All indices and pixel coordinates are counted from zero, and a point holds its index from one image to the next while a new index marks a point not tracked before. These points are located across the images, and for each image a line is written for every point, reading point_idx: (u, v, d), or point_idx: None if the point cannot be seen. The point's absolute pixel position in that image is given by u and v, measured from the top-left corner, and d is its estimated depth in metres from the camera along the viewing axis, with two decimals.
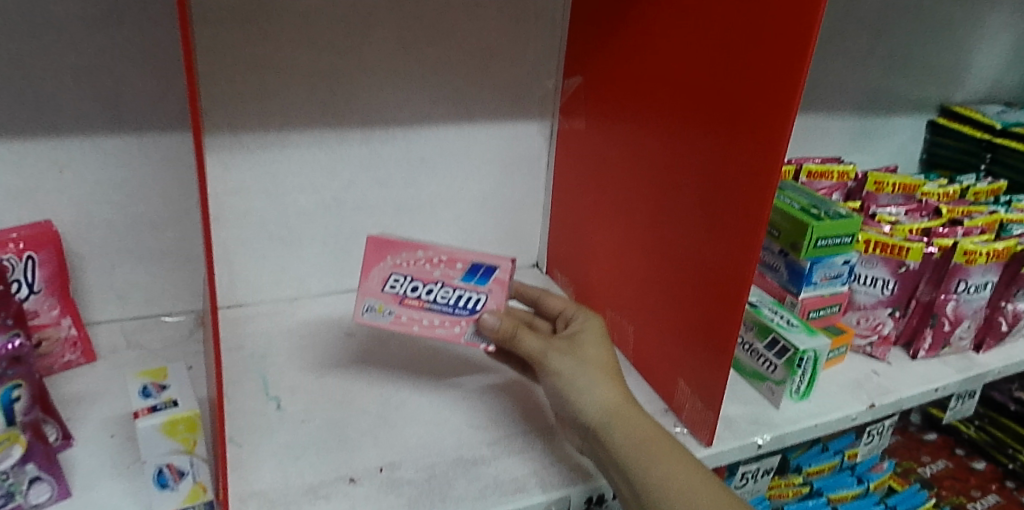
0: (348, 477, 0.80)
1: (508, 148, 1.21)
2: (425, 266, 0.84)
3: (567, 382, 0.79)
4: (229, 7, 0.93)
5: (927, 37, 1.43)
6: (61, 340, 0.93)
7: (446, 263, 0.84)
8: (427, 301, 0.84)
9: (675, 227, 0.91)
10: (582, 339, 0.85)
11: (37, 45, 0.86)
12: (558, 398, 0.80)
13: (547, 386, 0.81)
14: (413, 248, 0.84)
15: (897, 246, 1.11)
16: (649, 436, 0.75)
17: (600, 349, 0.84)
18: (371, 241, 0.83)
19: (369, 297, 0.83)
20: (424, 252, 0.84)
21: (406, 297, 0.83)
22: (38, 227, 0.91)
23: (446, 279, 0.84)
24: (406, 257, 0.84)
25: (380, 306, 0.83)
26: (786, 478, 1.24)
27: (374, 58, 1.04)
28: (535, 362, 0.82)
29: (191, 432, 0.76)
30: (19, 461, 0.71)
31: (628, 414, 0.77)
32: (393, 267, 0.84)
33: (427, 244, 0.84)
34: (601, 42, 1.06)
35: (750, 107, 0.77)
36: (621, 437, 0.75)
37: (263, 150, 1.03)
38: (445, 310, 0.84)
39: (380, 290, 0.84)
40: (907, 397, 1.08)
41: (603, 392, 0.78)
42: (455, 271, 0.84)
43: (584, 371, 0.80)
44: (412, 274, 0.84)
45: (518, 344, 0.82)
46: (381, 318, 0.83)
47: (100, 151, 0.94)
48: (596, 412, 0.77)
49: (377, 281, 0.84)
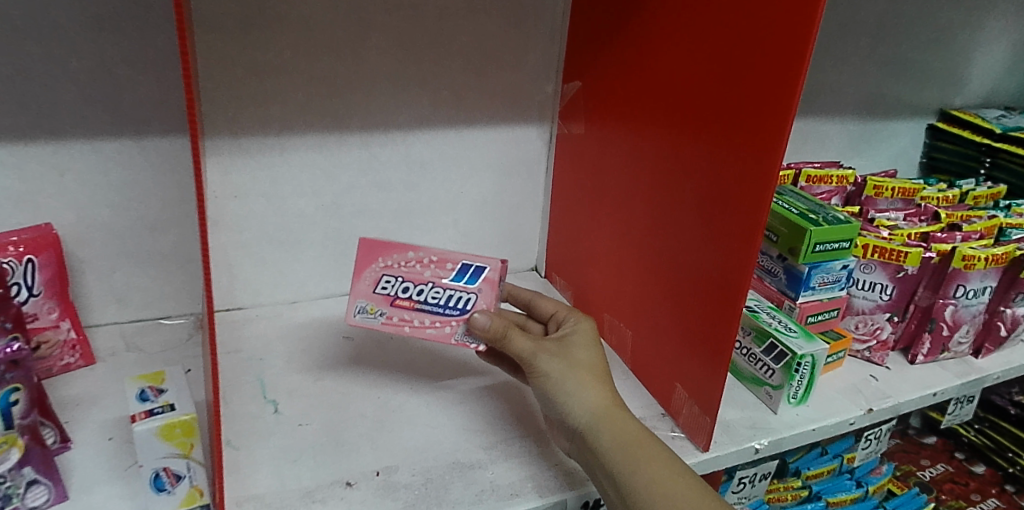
0: (345, 481, 0.80)
1: (507, 152, 1.21)
2: (416, 267, 0.84)
3: (556, 385, 0.79)
4: (229, 12, 0.93)
5: (927, 41, 1.43)
6: (60, 343, 0.94)
7: (436, 263, 0.85)
8: (418, 301, 0.84)
9: (673, 233, 0.91)
10: (572, 342, 0.85)
11: (37, 50, 0.86)
12: (547, 401, 0.80)
13: (536, 388, 0.81)
14: (404, 249, 0.85)
15: (895, 251, 1.11)
16: (637, 439, 0.75)
17: (590, 353, 0.84)
18: (362, 244, 0.85)
19: (360, 299, 0.84)
20: (414, 253, 0.85)
21: (398, 298, 0.84)
22: (38, 231, 0.92)
23: (436, 280, 0.84)
24: (397, 258, 0.84)
25: (372, 307, 0.84)
26: (785, 481, 1.24)
27: (374, 62, 1.04)
28: (525, 363, 0.81)
29: (188, 436, 0.75)
30: (16, 465, 0.71)
31: (617, 417, 0.77)
32: (384, 269, 0.84)
33: (417, 246, 0.85)
34: (600, 48, 1.06)
35: (748, 115, 0.77)
36: (609, 440, 0.75)
37: (262, 154, 1.04)
38: (436, 310, 0.84)
39: (372, 291, 0.84)
40: (905, 402, 1.08)
41: (590, 395, 0.78)
42: (445, 271, 0.85)
43: (573, 374, 0.80)
44: (403, 274, 0.84)
45: (508, 345, 0.81)
46: (373, 320, 0.83)
47: (100, 155, 0.95)
48: (585, 415, 0.77)
49: (368, 282, 0.84)
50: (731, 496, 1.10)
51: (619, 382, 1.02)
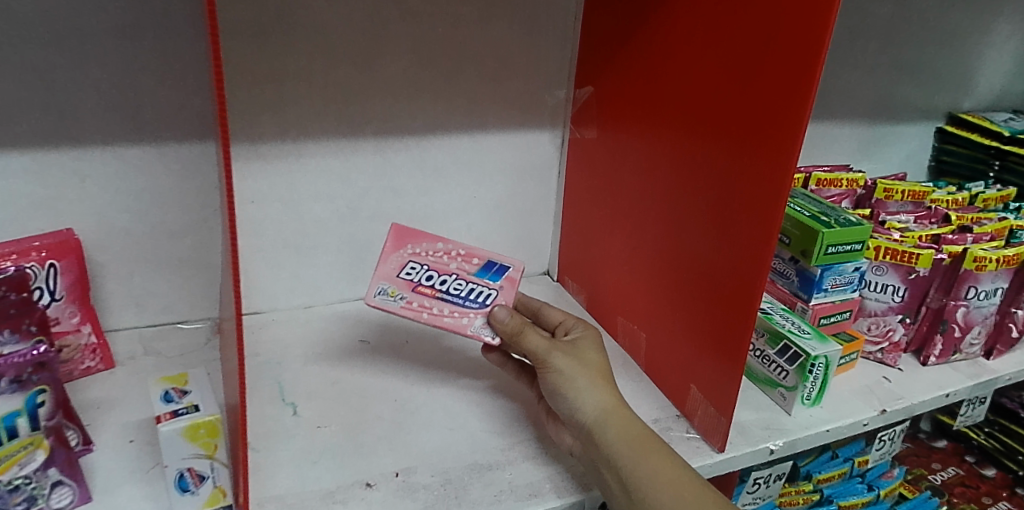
0: (365, 482, 0.81)
1: (520, 156, 1.22)
2: (442, 258, 0.89)
3: (567, 380, 0.80)
4: (249, 20, 0.94)
5: (935, 45, 1.45)
6: (81, 348, 0.95)
7: (463, 258, 0.90)
8: (439, 290, 0.86)
9: (687, 241, 0.92)
10: (583, 344, 0.86)
11: (63, 58, 0.88)
12: (556, 397, 0.81)
13: (546, 385, 0.82)
14: (433, 241, 0.90)
15: (907, 252, 1.11)
16: (642, 435, 0.77)
17: (600, 355, 0.85)
18: (395, 231, 0.90)
19: (383, 281, 0.85)
20: (443, 246, 0.90)
21: (420, 284, 0.86)
22: (60, 236, 0.93)
23: (460, 272, 0.88)
24: (426, 248, 0.89)
25: (392, 291, 0.85)
26: (797, 485, 1.26)
27: (389, 69, 1.06)
28: (537, 359, 0.82)
29: (212, 436, 0.75)
30: (41, 466, 0.73)
31: (624, 415, 0.78)
32: (412, 256, 0.88)
33: (446, 240, 0.91)
34: (614, 52, 1.07)
35: (761, 122, 0.78)
36: (615, 434, 0.76)
37: (280, 160, 1.05)
38: (456, 301, 0.85)
39: (395, 275, 0.86)
40: (918, 404, 1.08)
41: (599, 393, 0.79)
42: (470, 266, 0.89)
43: (583, 371, 0.81)
44: (429, 263, 0.88)
45: (524, 341, 0.82)
46: (392, 302, 0.84)
47: (121, 161, 0.96)
48: (593, 412, 0.78)
49: (393, 267, 0.87)
50: (744, 498, 1.10)
51: (633, 384, 1.03)
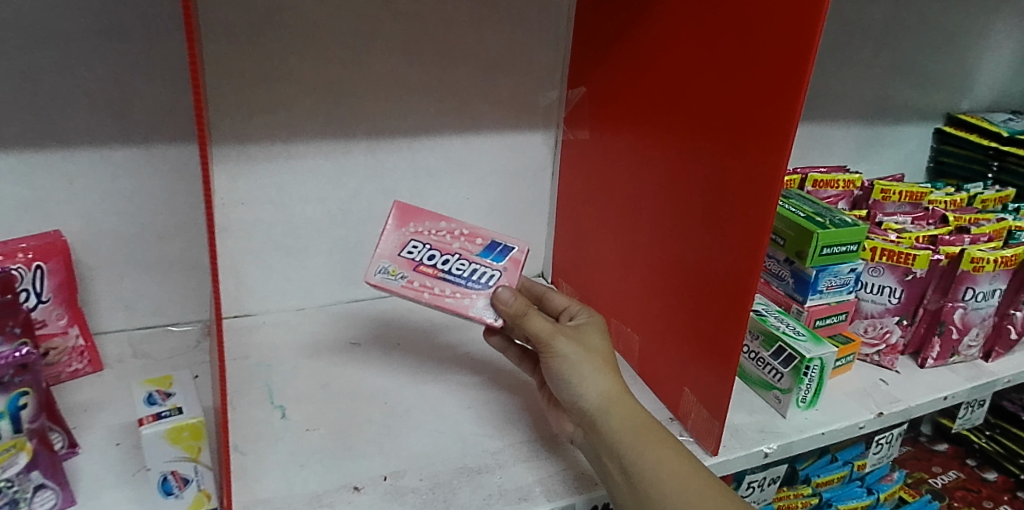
0: (353, 485, 0.80)
1: (513, 158, 1.21)
2: (445, 237, 0.87)
3: (572, 366, 0.79)
4: (237, 22, 0.94)
5: (933, 45, 1.43)
6: (68, 350, 0.94)
7: (466, 237, 0.88)
8: (441, 270, 0.84)
9: (680, 242, 0.91)
10: (588, 331, 0.85)
11: (48, 60, 0.87)
12: (559, 383, 0.80)
13: (549, 370, 0.81)
14: (437, 219, 0.88)
15: (903, 254, 1.10)
16: (646, 425, 0.76)
17: (604, 342, 0.84)
18: (397, 208, 0.87)
19: (384, 260, 0.84)
20: (446, 225, 0.88)
21: (422, 264, 0.84)
22: (47, 237, 0.92)
23: (463, 252, 0.86)
24: (428, 227, 0.87)
25: (394, 270, 0.83)
26: (795, 488, 1.24)
27: (379, 70, 1.05)
28: (542, 343, 0.81)
29: (195, 439, 0.76)
30: (23, 469, 0.72)
31: (628, 404, 0.77)
32: (414, 235, 0.86)
33: (449, 218, 0.88)
34: (606, 52, 1.06)
35: (752, 120, 0.77)
36: (620, 423, 0.75)
37: (270, 162, 1.04)
38: (458, 281, 0.84)
39: (396, 254, 0.84)
40: (916, 406, 1.07)
41: (604, 380, 0.78)
42: (474, 246, 0.87)
43: (588, 358, 0.80)
44: (432, 242, 0.86)
45: (527, 323, 0.81)
46: (393, 281, 0.82)
47: (110, 163, 0.96)
48: (597, 399, 0.77)
49: (394, 245, 0.85)
50: None
51: None
